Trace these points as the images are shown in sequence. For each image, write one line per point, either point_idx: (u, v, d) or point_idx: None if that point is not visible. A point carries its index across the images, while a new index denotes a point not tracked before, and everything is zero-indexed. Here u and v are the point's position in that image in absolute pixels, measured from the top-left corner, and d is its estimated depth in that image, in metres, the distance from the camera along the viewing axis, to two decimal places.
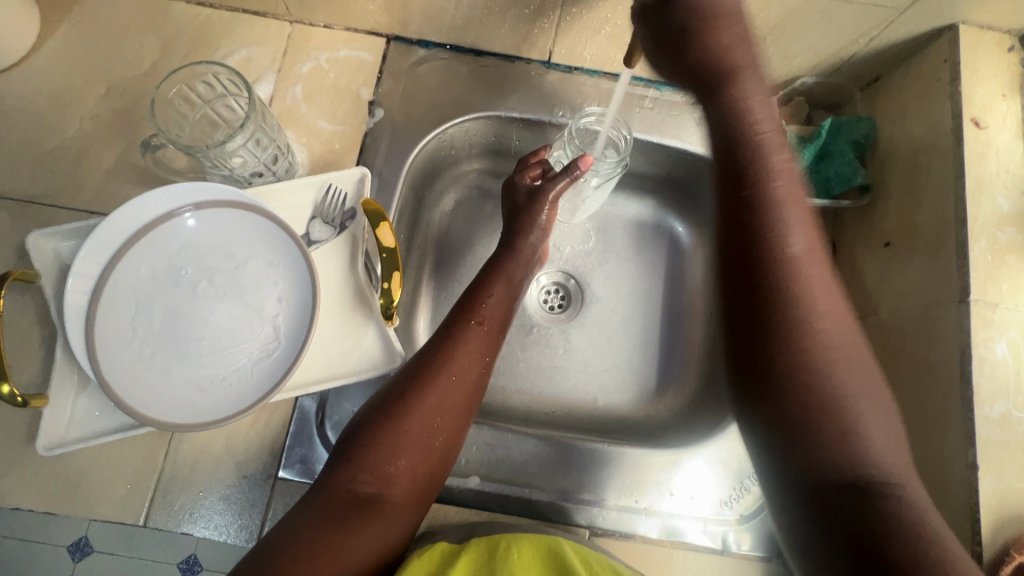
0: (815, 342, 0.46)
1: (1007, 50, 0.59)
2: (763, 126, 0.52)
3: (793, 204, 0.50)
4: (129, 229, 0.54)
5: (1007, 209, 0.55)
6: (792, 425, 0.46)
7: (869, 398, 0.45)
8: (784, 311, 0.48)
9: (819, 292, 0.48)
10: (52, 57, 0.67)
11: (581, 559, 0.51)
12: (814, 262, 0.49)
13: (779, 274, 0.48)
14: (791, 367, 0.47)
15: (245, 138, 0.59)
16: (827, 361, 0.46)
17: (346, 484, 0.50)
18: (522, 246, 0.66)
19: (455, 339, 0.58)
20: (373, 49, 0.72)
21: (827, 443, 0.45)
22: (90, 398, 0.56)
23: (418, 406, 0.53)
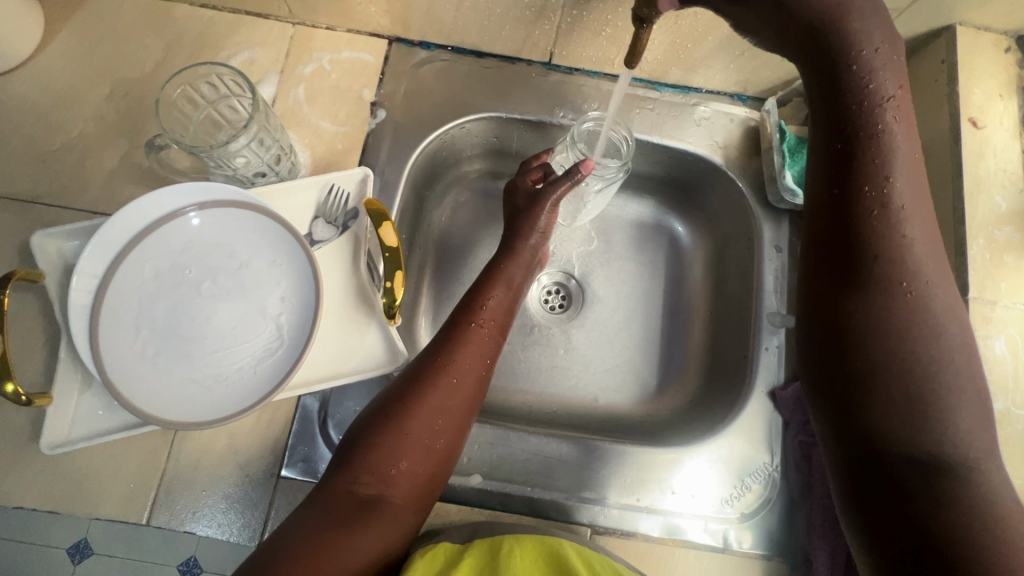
0: (909, 304, 0.44)
1: (1003, 51, 0.59)
2: (876, 72, 0.48)
3: (903, 157, 0.47)
4: (133, 228, 0.55)
5: (1004, 208, 0.55)
6: (865, 393, 0.44)
7: (959, 368, 0.43)
8: (880, 271, 0.45)
9: (919, 251, 0.46)
10: (55, 58, 0.68)
11: (582, 562, 0.51)
12: (918, 219, 0.46)
13: (881, 228, 0.46)
14: (876, 332, 0.45)
15: (249, 138, 0.59)
16: (921, 329, 0.44)
17: (348, 485, 0.50)
18: (522, 249, 0.66)
19: (456, 342, 0.58)
20: (375, 51, 0.72)
21: (903, 418, 0.43)
22: (93, 397, 0.56)
23: (419, 408, 0.53)
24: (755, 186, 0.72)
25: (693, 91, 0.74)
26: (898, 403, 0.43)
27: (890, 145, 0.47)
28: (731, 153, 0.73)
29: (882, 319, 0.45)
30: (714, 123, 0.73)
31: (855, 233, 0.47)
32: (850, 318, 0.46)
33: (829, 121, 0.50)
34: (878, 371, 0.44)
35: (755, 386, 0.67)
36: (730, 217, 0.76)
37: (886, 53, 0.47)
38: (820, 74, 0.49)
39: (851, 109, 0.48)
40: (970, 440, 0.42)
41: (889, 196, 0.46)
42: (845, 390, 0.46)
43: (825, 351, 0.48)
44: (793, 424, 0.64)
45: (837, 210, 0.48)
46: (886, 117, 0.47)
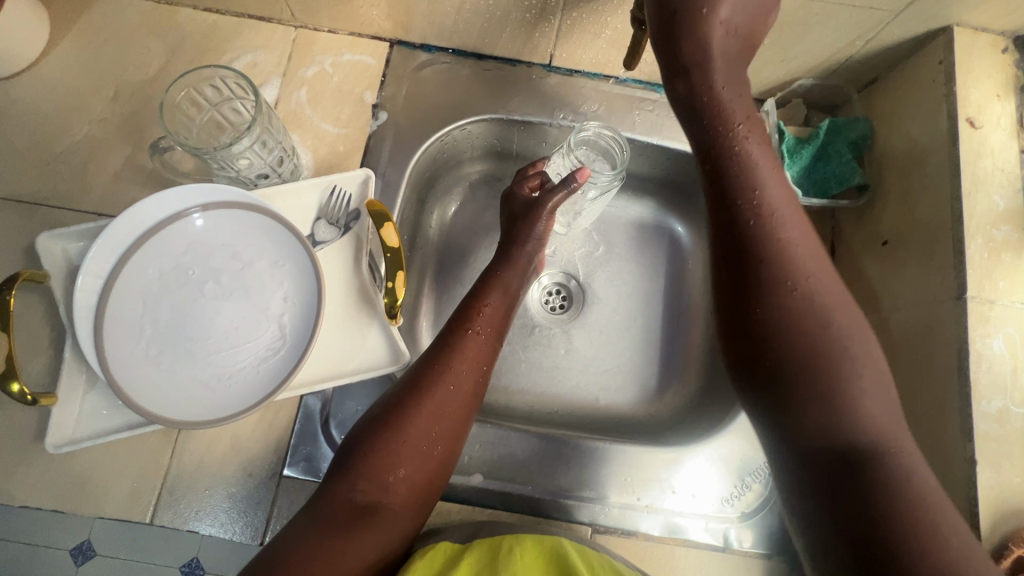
0: (800, 301, 0.46)
1: (1001, 51, 0.60)
2: (728, 102, 0.54)
3: (768, 170, 0.51)
4: (138, 229, 0.55)
5: (1002, 208, 0.55)
6: (786, 391, 0.46)
7: (856, 350, 0.46)
8: (773, 275, 0.47)
9: (800, 251, 0.48)
10: (60, 62, 0.69)
11: (582, 559, 0.51)
12: (793, 223, 0.49)
13: (763, 234, 0.48)
14: (784, 331, 0.46)
15: (252, 140, 0.60)
16: (818, 322, 0.46)
17: (346, 493, 0.50)
18: (518, 256, 0.67)
19: (452, 349, 0.58)
20: (377, 54, 0.73)
21: (819, 411, 0.44)
22: (97, 397, 0.56)
23: (415, 415, 0.53)
24: None
25: None
26: (811, 399, 0.44)
27: (753, 162, 0.51)
28: None
29: (781, 326, 0.46)
30: None
31: (745, 243, 0.48)
32: (760, 323, 0.47)
33: (701, 147, 0.53)
34: (792, 368, 0.45)
35: None
36: None
37: (731, 89, 0.54)
38: (679, 109, 0.56)
39: (708, 136, 0.53)
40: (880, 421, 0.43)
41: (760, 207, 0.49)
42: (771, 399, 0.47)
43: (745, 366, 0.49)
44: None
45: (723, 227, 0.50)
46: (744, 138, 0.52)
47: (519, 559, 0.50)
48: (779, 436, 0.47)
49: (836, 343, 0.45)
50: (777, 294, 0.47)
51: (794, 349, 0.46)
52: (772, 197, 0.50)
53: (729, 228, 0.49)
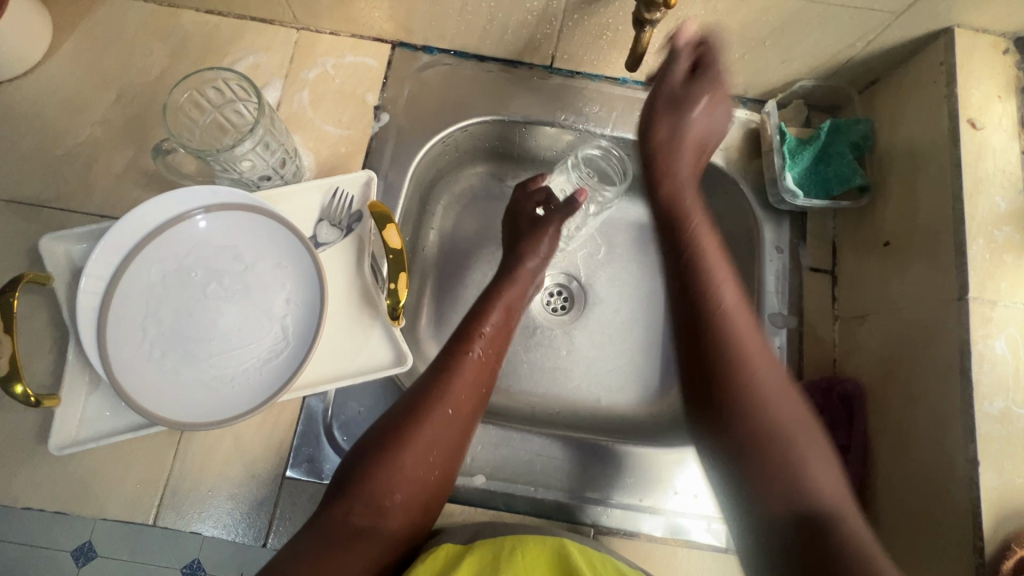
0: (759, 387, 0.52)
1: (1002, 53, 0.60)
2: (690, 207, 0.62)
3: (725, 270, 0.58)
4: (141, 231, 0.55)
5: (1004, 208, 0.55)
6: (750, 470, 0.51)
7: (801, 429, 0.52)
8: (736, 362, 0.53)
9: (748, 340, 0.54)
10: (63, 64, 0.69)
11: (585, 560, 0.51)
12: (745, 322, 0.55)
13: (719, 329, 0.54)
14: (747, 415, 0.52)
15: (254, 142, 0.60)
16: (772, 407, 0.52)
17: (344, 516, 0.51)
18: (521, 274, 0.68)
19: (452, 372, 0.58)
20: (379, 56, 0.73)
21: (781, 488, 0.49)
22: (100, 398, 0.56)
23: (412, 441, 0.54)
24: (756, 188, 0.73)
25: None
26: (769, 472, 0.50)
27: (710, 255, 0.58)
28: (731, 154, 0.73)
29: (735, 407, 0.52)
30: None
31: (710, 333, 0.54)
32: (725, 406, 0.52)
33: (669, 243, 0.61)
34: (754, 449, 0.51)
35: None
36: (731, 219, 0.76)
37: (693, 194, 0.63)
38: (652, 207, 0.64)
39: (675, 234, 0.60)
40: (824, 491, 0.49)
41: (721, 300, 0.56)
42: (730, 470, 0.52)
43: (713, 447, 0.53)
44: None
45: (685, 317, 0.57)
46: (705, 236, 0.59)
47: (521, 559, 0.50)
48: (747, 509, 0.51)
49: (782, 424, 0.51)
50: (730, 382, 0.53)
51: (744, 428, 0.51)
52: (727, 292, 0.56)
53: (689, 319, 0.56)
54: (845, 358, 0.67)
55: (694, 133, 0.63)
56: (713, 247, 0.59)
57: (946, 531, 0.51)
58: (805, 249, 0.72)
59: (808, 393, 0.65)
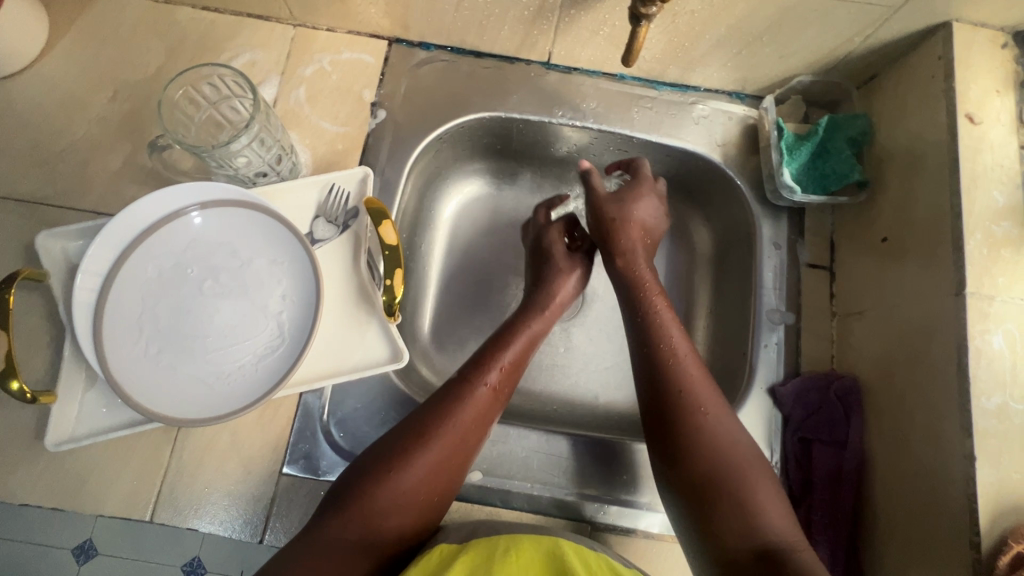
0: (711, 425, 0.55)
1: (1000, 47, 0.59)
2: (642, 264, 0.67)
3: (675, 327, 0.62)
4: (137, 228, 0.55)
5: (1001, 203, 0.55)
6: (704, 506, 0.52)
7: (757, 471, 0.54)
8: (686, 402, 0.56)
9: (700, 387, 0.57)
10: (59, 62, 0.69)
11: (580, 560, 0.50)
12: (699, 371, 0.58)
13: (672, 379, 0.57)
14: (700, 453, 0.54)
15: (250, 138, 0.60)
16: (722, 444, 0.54)
17: (342, 534, 0.50)
18: (544, 306, 0.67)
19: (463, 398, 0.57)
20: (375, 53, 0.73)
21: (737, 521, 0.51)
22: (96, 395, 0.56)
23: (415, 464, 0.53)
24: (754, 184, 0.72)
25: (691, 90, 0.74)
26: (725, 508, 0.51)
27: (658, 306, 0.63)
28: (729, 151, 0.73)
29: (690, 448, 0.54)
30: (712, 121, 0.74)
31: (661, 378, 0.58)
32: (679, 445, 0.55)
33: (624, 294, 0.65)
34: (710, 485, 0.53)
35: (755, 383, 0.67)
36: (731, 215, 0.76)
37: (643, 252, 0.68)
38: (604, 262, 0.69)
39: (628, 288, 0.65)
40: (777, 528, 0.50)
41: (671, 346, 0.60)
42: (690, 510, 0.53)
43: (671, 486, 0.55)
44: (793, 420, 0.64)
45: (643, 367, 0.60)
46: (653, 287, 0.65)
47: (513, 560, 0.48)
48: (704, 545, 0.52)
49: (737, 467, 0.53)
50: (685, 424, 0.55)
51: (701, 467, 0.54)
52: (679, 345, 0.60)
53: (647, 369, 0.59)
54: (843, 355, 0.67)
55: (638, 218, 0.68)
56: (662, 307, 0.63)
57: (943, 526, 0.51)
58: (804, 245, 0.71)
59: (806, 389, 0.65)
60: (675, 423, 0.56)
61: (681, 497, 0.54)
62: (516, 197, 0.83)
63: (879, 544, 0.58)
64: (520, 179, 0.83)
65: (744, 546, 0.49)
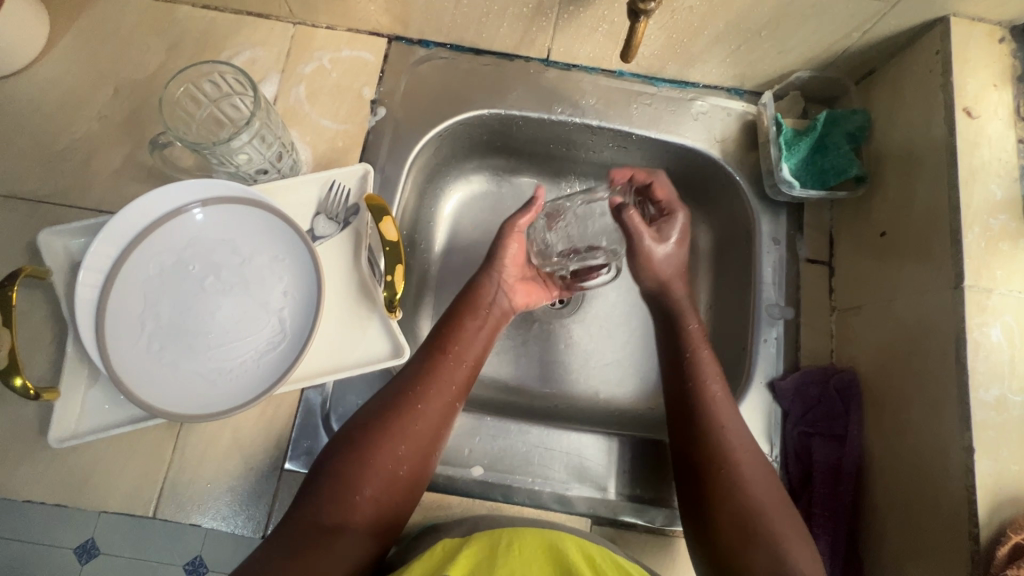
0: (744, 469, 0.56)
1: (997, 41, 0.60)
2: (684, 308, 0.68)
3: (715, 376, 0.62)
4: (139, 224, 0.56)
5: (999, 197, 0.55)
6: (731, 548, 0.53)
7: (785, 517, 0.53)
8: (718, 444, 0.57)
9: (734, 434, 0.58)
10: (60, 60, 0.69)
11: (584, 558, 0.50)
12: (732, 415, 0.59)
13: (707, 425, 0.58)
14: (731, 495, 0.55)
15: (250, 135, 0.60)
16: (753, 487, 0.55)
17: (313, 517, 0.50)
18: (486, 284, 0.69)
19: (420, 374, 0.59)
20: (375, 50, 0.73)
21: (763, 563, 0.51)
22: (99, 391, 0.57)
23: (387, 442, 0.54)
24: (753, 179, 0.73)
25: (690, 86, 0.75)
26: (753, 551, 0.52)
27: (696, 351, 0.63)
28: (728, 147, 0.73)
29: (718, 488, 0.55)
30: (711, 117, 0.74)
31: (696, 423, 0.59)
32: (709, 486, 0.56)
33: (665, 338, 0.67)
34: (739, 527, 0.53)
35: (754, 378, 0.67)
36: (730, 211, 0.76)
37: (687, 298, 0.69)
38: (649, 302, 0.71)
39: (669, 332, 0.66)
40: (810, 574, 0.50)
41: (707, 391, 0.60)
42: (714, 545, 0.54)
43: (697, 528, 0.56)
44: (793, 414, 0.65)
45: (676, 415, 0.61)
46: (693, 332, 0.65)
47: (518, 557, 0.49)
48: None
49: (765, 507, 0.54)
50: (716, 465, 0.56)
51: (727, 504, 0.54)
52: (715, 389, 0.60)
53: (682, 419, 0.60)
54: (841, 349, 0.67)
55: (663, 265, 0.69)
56: (701, 353, 0.63)
57: (942, 518, 0.52)
58: (803, 241, 0.72)
59: (806, 383, 0.65)
60: (707, 465, 0.57)
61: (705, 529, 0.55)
62: (516, 193, 0.83)
63: (880, 537, 0.58)
64: (520, 176, 0.83)
65: None
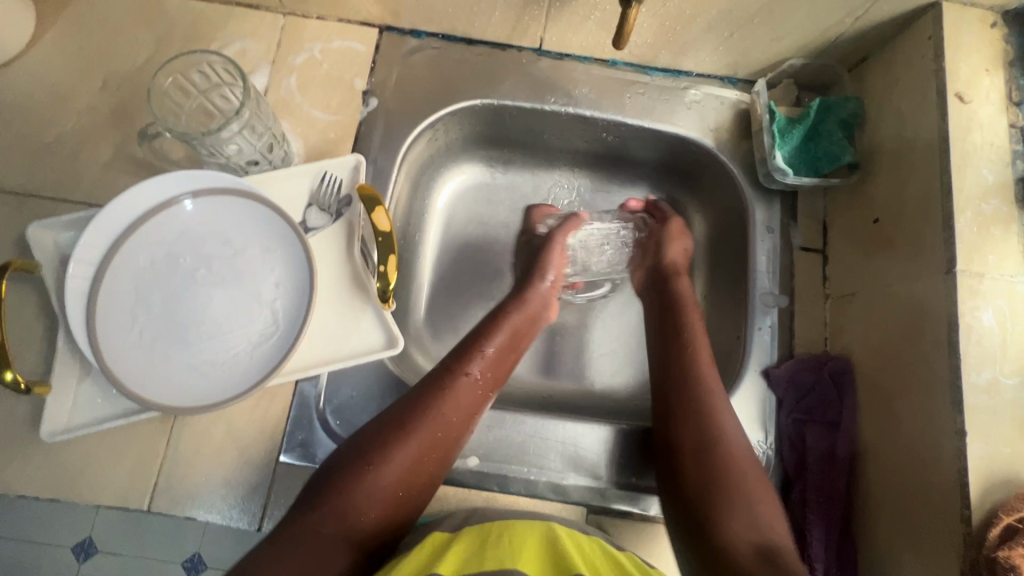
0: (714, 397, 0.59)
1: (989, 26, 0.60)
2: (682, 272, 0.73)
3: (699, 326, 0.66)
4: (131, 216, 0.55)
5: (991, 181, 0.55)
6: (702, 477, 0.55)
7: (749, 462, 0.55)
8: (696, 379, 0.60)
9: (709, 373, 0.61)
10: (46, 52, 0.68)
11: (577, 550, 0.50)
12: (704, 344, 0.64)
13: (685, 361, 0.62)
14: (705, 419, 0.57)
15: (240, 125, 0.59)
16: (722, 416, 0.58)
17: (318, 528, 0.49)
18: (532, 297, 0.70)
19: (445, 391, 0.58)
20: (366, 41, 0.72)
21: (734, 508, 0.52)
22: (91, 385, 0.56)
23: (398, 458, 0.53)
24: (747, 168, 0.72)
25: (683, 75, 0.74)
26: (724, 491, 0.53)
27: (682, 301, 0.69)
28: (722, 136, 0.73)
29: (692, 424, 0.58)
30: (705, 106, 0.74)
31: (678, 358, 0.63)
32: (681, 409, 0.59)
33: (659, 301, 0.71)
34: (705, 451, 0.56)
35: (749, 366, 0.67)
36: (724, 200, 0.76)
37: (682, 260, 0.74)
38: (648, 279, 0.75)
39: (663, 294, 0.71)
40: (771, 520, 0.52)
41: (687, 336, 0.65)
42: (693, 521, 0.53)
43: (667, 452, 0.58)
44: (787, 402, 0.65)
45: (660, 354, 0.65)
46: (683, 285, 0.71)
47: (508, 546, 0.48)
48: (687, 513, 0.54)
49: (748, 482, 0.54)
50: (696, 412, 0.58)
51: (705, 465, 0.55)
52: (697, 340, 0.64)
53: (666, 355, 0.64)
54: (836, 336, 0.67)
55: (675, 253, 0.74)
56: (693, 317, 0.67)
57: (934, 501, 0.52)
58: (797, 230, 0.72)
59: (799, 370, 0.65)
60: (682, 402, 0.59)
61: (688, 508, 0.54)
62: (510, 183, 0.83)
63: (872, 521, 0.59)
64: (514, 166, 0.83)
65: (746, 545, 0.50)
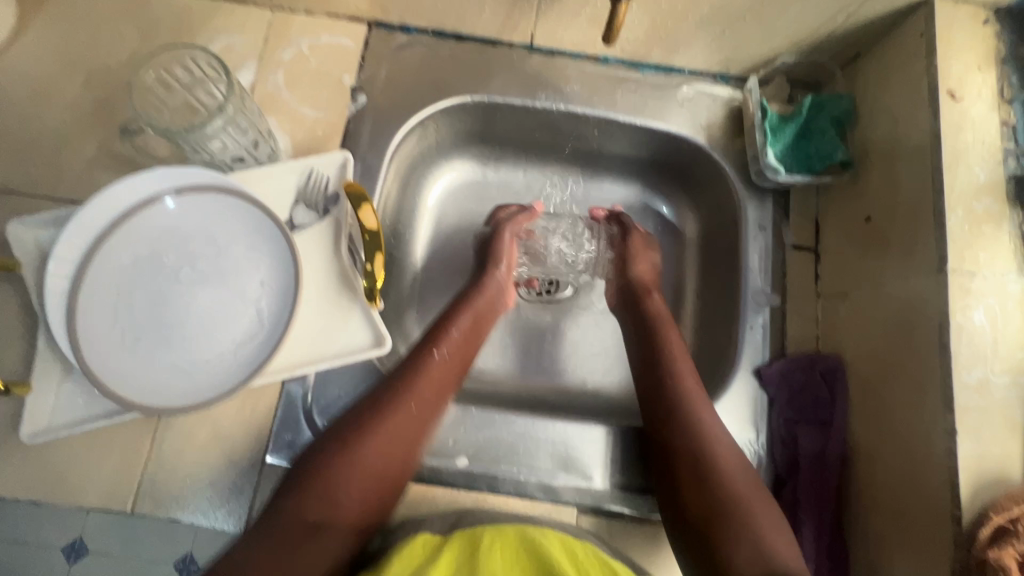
0: (700, 422, 0.58)
1: (982, 23, 0.59)
2: (657, 295, 0.72)
3: (681, 351, 0.65)
4: (111, 214, 0.55)
5: (982, 179, 0.55)
6: (704, 510, 0.54)
7: (750, 491, 0.54)
8: (679, 410, 0.59)
9: (695, 396, 0.61)
10: (28, 47, 0.67)
11: (566, 553, 0.49)
12: (685, 360, 0.64)
13: (669, 389, 0.61)
14: (692, 447, 0.57)
15: (224, 121, 0.58)
16: (711, 441, 0.57)
17: (297, 515, 0.49)
18: (489, 286, 0.70)
19: (414, 372, 0.58)
20: (355, 36, 0.71)
21: (743, 545, 0.51)
22: (72, 386, 0.55)
23: (371, 441, 0.53)
24: (739, 165, 0.72)
25: (675, 72, 0.74)
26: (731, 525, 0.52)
27: (664, 325, 0.68)
28: (713, 133, 0.73)
29: (681, 449, 0.57)
30: (697, 104, 0.73)
31: (658, 388, 0.62)
32: (670, 439, 0.59)
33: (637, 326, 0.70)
34: (701, 479, 0.55)
35: (740, 365, 0.67)
36: (716, 198, 0.76)
37: (653, 279, 0.73)
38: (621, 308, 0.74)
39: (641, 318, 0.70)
40: (782, 552, 0.50)
41: (668, 360, 0.64)
42: (700, 554, 0.52)
43: (665, 482, 0.57)
44: (779, 401, 0.64)
45: (646, 381, 0.64)
46: (657, 306, 0.70)
47: (496, 553, 0.48)
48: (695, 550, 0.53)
49: (748, 508, 0.53)
50: (685, 436, 0.58)
51: (702, 496, 0.54)
52: (680, 362, 0.64)
53: (649, 383, 0.64)
54: (828, 336, 0.67)
55: (642, 272, 0.73)
56: (672, 337, 0.66)
57: (926, 497, 0.52)
58: (789, 228, 0.71)
59: (791, 369, 0.65)
60: (671, 429, 0.59)
61: (694, 542, 0.53)
62: (501, 181, 0.82)
63: (866, 523, 0.58)
64: (505, 163, 0.82)
65: None
